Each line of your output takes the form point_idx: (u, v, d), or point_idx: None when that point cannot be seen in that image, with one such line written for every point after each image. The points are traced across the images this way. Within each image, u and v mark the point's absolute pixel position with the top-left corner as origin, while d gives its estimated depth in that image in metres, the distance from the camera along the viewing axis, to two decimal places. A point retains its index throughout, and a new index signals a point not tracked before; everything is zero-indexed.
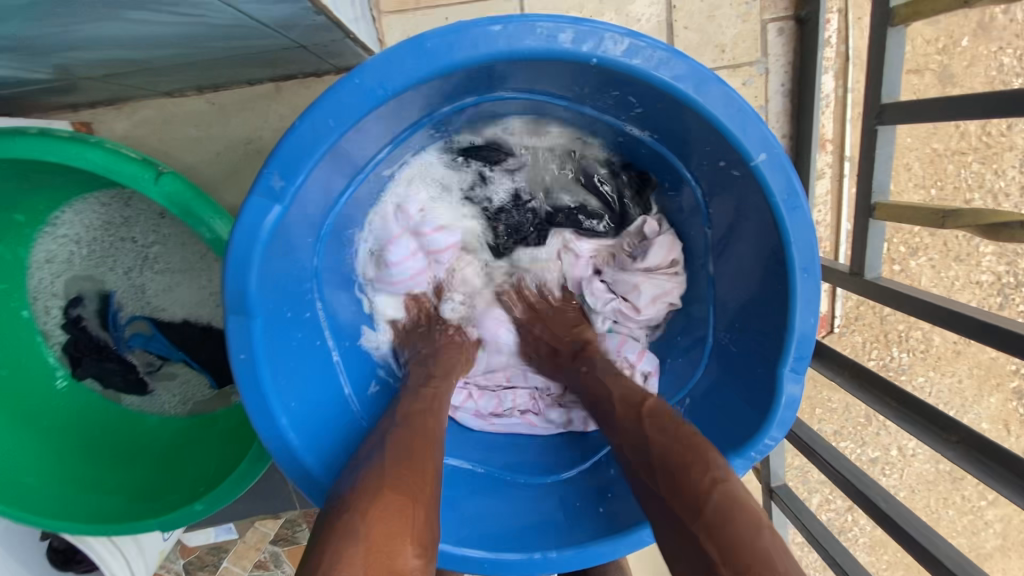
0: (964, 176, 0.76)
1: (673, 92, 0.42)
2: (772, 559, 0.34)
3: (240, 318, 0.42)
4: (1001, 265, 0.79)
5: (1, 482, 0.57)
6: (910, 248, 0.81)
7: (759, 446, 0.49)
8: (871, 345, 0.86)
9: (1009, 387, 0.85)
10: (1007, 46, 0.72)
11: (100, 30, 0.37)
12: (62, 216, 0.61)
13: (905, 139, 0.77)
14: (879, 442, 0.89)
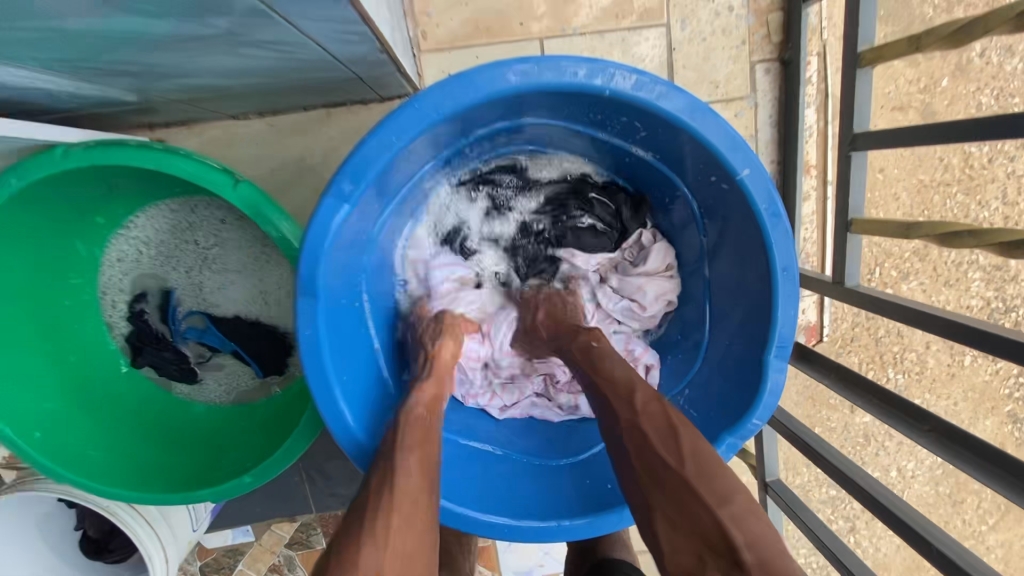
0: (949, 205, 0.88)
1: (673, 118, 0.50)
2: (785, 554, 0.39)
3: (308, 300, 0.49)
4: (989, 290, 0.91)
5: (71, 454, 0.64)
6: (902, 272, 0.93)
7: (748, 425, 0.56)
8: (867, 366, 0.95)
9: (1001, 410, 0.96)
10: (984, 87, 0.82)
11: (207, 62, 0.46)
12: (136, 219, 0.70)
13: (893, 172, 0.89)
14: (878, 462, 1.04)
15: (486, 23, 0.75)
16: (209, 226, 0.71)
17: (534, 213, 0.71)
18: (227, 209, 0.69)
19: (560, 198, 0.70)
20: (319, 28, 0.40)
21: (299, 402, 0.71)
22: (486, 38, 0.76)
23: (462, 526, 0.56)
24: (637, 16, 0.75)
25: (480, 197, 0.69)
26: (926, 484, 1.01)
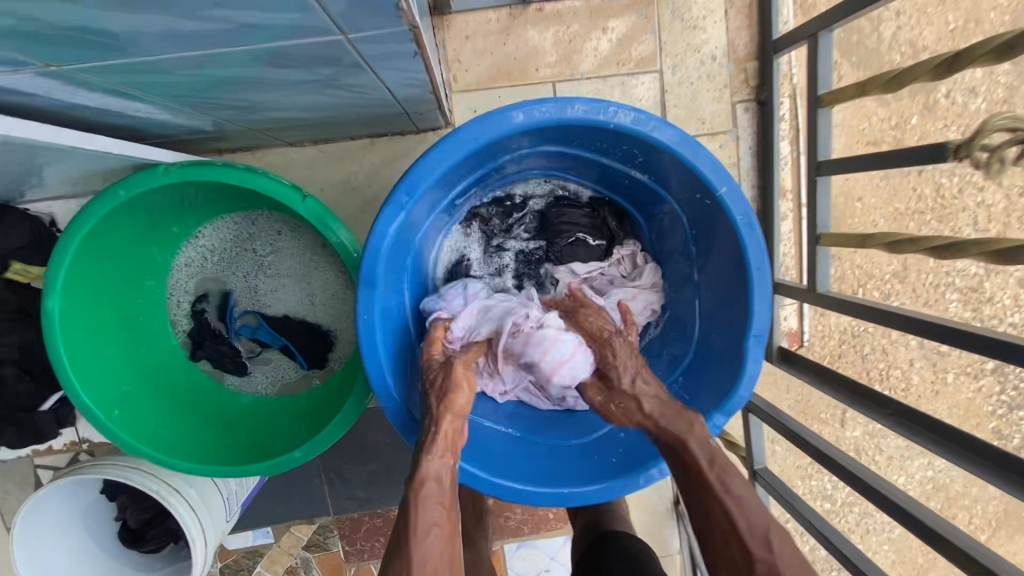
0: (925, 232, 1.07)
1: (666, 147, 0.62)
2: None
3: (367, 290, 0.62)
4: (966, 312, 1.11)
5: (144, 433, 0.73)
6: (884, 293, 1.11)
7: (733, 402, 0.66)
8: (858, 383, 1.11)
9: (987, 427, 1.14)
10: (950, 124, 0.98)
11: (292, 100, 0.57)
12: (205, 230, 0.82)
13: (874, 202, 1.06)
14: None
15: (507, 69, 0.89)
16: (266, 237, 0.82)
17: (530, 239, 0.84)
18: (284, 222, 0.81)
19: (557, 218, 0.83)
20: (390, 75, 0.52)
21: (339, 392, 0.81)
22: (507, 81, 0.89)
23: (490, 490, 0.66)
24: (635, 64, 0.89)
25: (476, 231, 0.84)
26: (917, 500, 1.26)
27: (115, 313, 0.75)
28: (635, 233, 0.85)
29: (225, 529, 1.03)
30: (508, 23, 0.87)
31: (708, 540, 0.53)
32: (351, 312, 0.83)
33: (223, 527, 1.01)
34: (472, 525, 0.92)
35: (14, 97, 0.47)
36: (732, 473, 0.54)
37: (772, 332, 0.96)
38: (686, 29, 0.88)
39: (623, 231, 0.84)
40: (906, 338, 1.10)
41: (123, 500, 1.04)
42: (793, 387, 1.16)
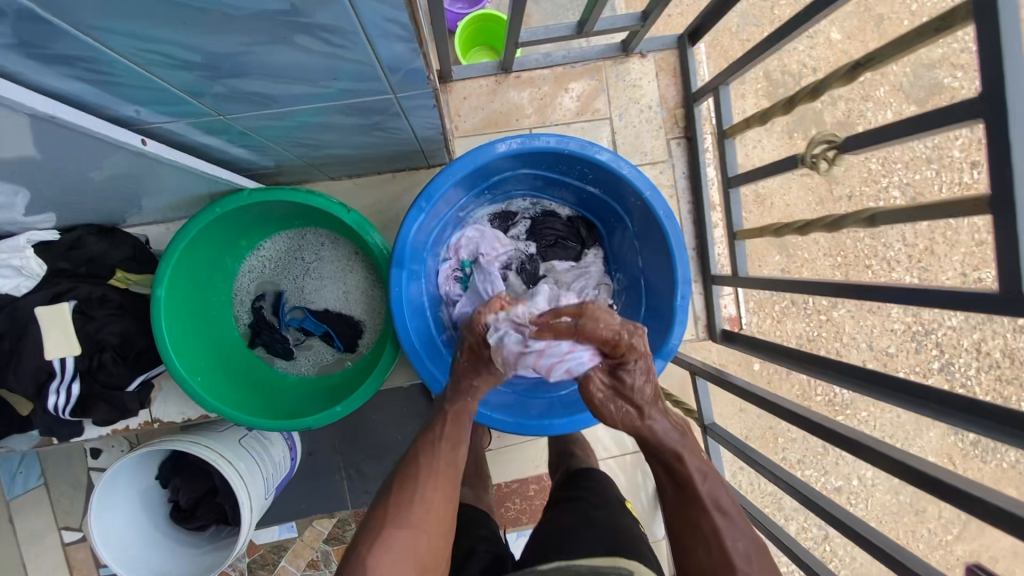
0: (860, 246, 1.35)
1: (608, 165, 0.88)
2: None
3: (397, 270, 0.87)
4: (907, 317, 1.35)
5: (221, 395, 0.94)
6: (832, 303, 1.35)
7: (669, 348, 0.89)
8: (817, 385, 1.32)
9: (943, 425, 1.33)
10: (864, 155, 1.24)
11: (346, 139, 0.83)
12: (265, 243, 1.07)
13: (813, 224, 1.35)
14: (842, 474, 1.45)
15: (497, 119, 1.17)
16: (313, 248, 1.07)
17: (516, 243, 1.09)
18: (328, 236, 1.07)
19: (536, 225, 1.08)
20: (416, 120, 0.78)
21: (367, 366, 1.02)
22: (495, 128, 1.17)
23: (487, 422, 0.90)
24: (589, 113, 1.17)
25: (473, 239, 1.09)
26: (884, 491, 1.44)
27: (198, 305, 0.97)
28: (597, 238, 1.10)
29: (263, 506, 1.20)
30: (495, 87, 1.16)
31: (690, 547, 0.65)
32: (378, 305, 1.07)
33: (261, 505, 1.18)
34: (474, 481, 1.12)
35: (172, 135, 0.73)
36: (725, 498, 0.66)
37: (715, 318, 1.20)
38: (629, 87, 1.17)
39: (587, 236, 1.09)
40: (855, 341, 1.35)
41: (176, 482, 1.21)
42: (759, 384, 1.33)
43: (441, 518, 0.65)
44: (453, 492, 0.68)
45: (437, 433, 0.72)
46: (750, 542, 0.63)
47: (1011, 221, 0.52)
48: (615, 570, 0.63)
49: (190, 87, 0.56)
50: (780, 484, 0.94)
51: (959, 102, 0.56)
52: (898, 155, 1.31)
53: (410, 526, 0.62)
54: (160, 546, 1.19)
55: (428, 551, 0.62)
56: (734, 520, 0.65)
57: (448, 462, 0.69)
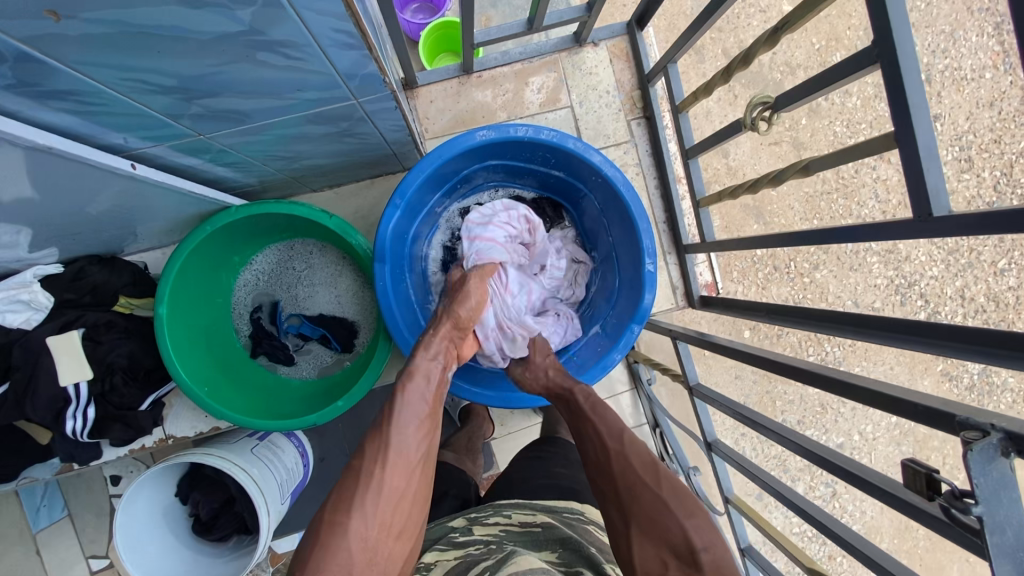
0: (833, 208, 1.40)
1: (569, 149, 0.95)
2: (644, 476, 0.63)
3: (380, 265, 0.92)
4: (888, 270, 1.39)
5: (226, 401, 0.99)
6: (812, 264, 1.39)
7: (644, 311, 0.97)
8: (808, 344, 1.35)
9: (935, 370, 1.36)
10: None
11: (321, 149, 0.89)
12: (257, 258, 1.13)
13: (786, 190, 1.41)
14: (843, 431, 1.46)
15: (465, 118, 1.23)
16: (302, 256, 1.13)
17: None
18: (315, 244, 1.13)
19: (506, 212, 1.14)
20: (382, 123, 0.84)
21: (361, 365, 1.07)
22: (464, 127, 1.23)
23: (486, 400, 0.98)
24: (550, 103, 1.23)
25: (447, 232, 1.15)
26: (886, 442, 1.44)
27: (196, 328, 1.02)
28: (563, 218, 1.17)
29: (280, 510, 1.25)
30: (459, 88, 1.22)
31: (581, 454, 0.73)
32: (369, 304, 1.13)
33: (276, 512, 1.22)
34: (465, 458, 1.26)
35: (157, 159, 0.79)
36: (607, 407, 0.76)
37: (692, 285, 1.25)
38: (586, 75, 1.24)
39: (555, 218, 1.16)
40: (841, 300, 1.40)
41: (195, 496, 1.26)
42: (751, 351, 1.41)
43: (387, 523, 0.63)
44: (404, 489, 0.65)
45: (388, 425, 0.69)
46: (620, 431, 0.71)
47: (917, 153, 0.58)
48: (567, 508, 0.83)
49: (171, 110, 0.62)
50: (755, 429, 0.93)
51: (859, 53, 0.62)
52: (862, 116, 1.37)
53: (347, 539, 0.60)
54: (184, 561, 1.24)
55: (371, 562, 0.60)
56: (610, 417, 0.73)
57: (396, 455, 0.67)
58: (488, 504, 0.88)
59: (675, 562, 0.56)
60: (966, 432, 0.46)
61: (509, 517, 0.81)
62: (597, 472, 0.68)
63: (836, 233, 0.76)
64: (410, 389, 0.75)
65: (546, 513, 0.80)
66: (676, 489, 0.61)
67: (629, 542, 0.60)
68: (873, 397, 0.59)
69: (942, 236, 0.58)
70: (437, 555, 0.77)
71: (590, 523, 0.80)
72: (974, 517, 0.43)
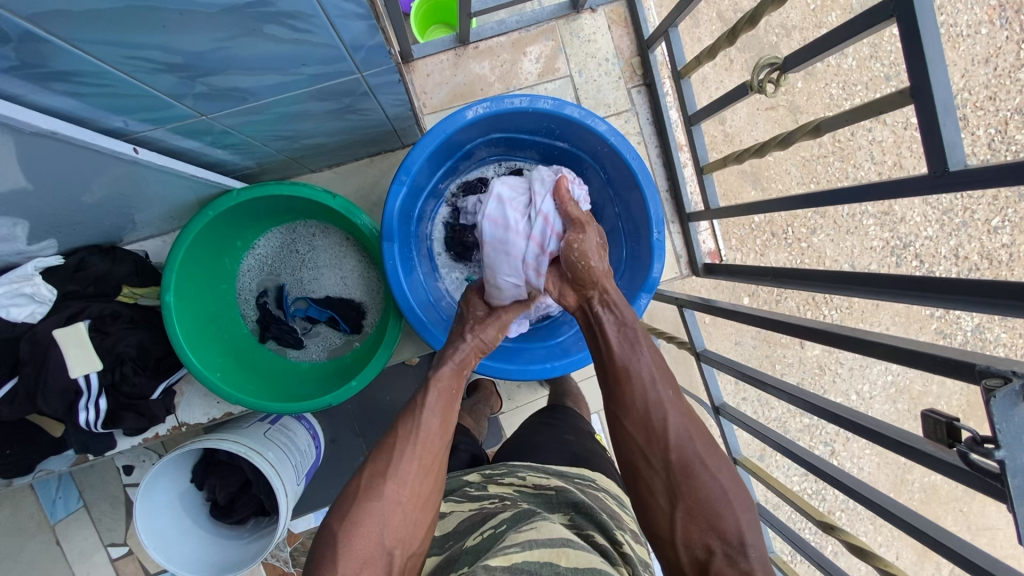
0: (829, 171, 1.41)
1: (574, 118, 0.94)
2: (702, 455, 0.65)
3: (388, 244, 0.91)
4: (884, 232, 1.40)
5: (238, 385, 0.99)
6: (811, 228, 1.40)
7: (653, 278, 0.98)
8: (808, 308, 1.37)
9: (930, 328, 1.38)
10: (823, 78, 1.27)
11: (322, 127, 0.87)
12: (259, 243, 1.12)
13: (785, 155, 1.41)
14: (841, 391, 1.49)
15: (462, 91, 1.21)
16: (305, 239, 1.12)
17: None
18: (317, 226, 1.12)
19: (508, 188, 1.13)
20: (384, 98, 0.82)
21: (372, 346, 1.07)
22: (461, 101, 1.21)
23: (499, 373, 0.99)
24: (548, 73, 1.21)
25: (447, 211, 1.13)
26: (882, 401, 1.48)
27: (205, 314, 1.01)
28: None
29: (297, 491, 1.27)
30: (455, 60, 1.19)
31: (620, 396, 0.71)
32: (376, 284, 1.13)
33: (293, 494, 1.24)
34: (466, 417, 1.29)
35: (157, 142, 0.77)
36: (661, 359, 0.74)
37: (696, 253, 1.25)
38: (585, 43, 1.22)
39: None
40: (837, 263, 1.41)
41: (211, 481, 1.27)
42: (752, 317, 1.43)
43: (415, 494, 0.66)
44: (432, 468, 0.69)
45: (428, 412, 0.73)
46: (674, 393, 0.71)
47: (930, 108, 0.58)
48: (578, 473, 0.84)
49: (174, 90, 0.61)
50: (750, 381, 0.95)
51: (874, 7, 0.62)
52: (858, 77, 1.36)
53: (381, 501, 0.64)
54: (205, 544, 1.26)
55: (402, 527, 0.64)
56: (665, 373, 0.72)
57: (425, 437, 0.70)
58: (503, 463, 0.89)
59: (722, 549, 0.60)
60: (987, 379, 0.46)
61: (523, 478, 0.81)
62: (645, 430, 0.68)
63: (843, 194, 0.76)
64: (437, 382, 0.78)
65: (559, 477, 0.81)
66: (734, 480, 0.64)
67: (675, 519, 0.63)
68: (890, 353, 0.60)
69: (957, 191, 0.58)
70: (451, 505, 0.80)
71: (601, 489, 0.81)
72: (996, 462, 0.45)
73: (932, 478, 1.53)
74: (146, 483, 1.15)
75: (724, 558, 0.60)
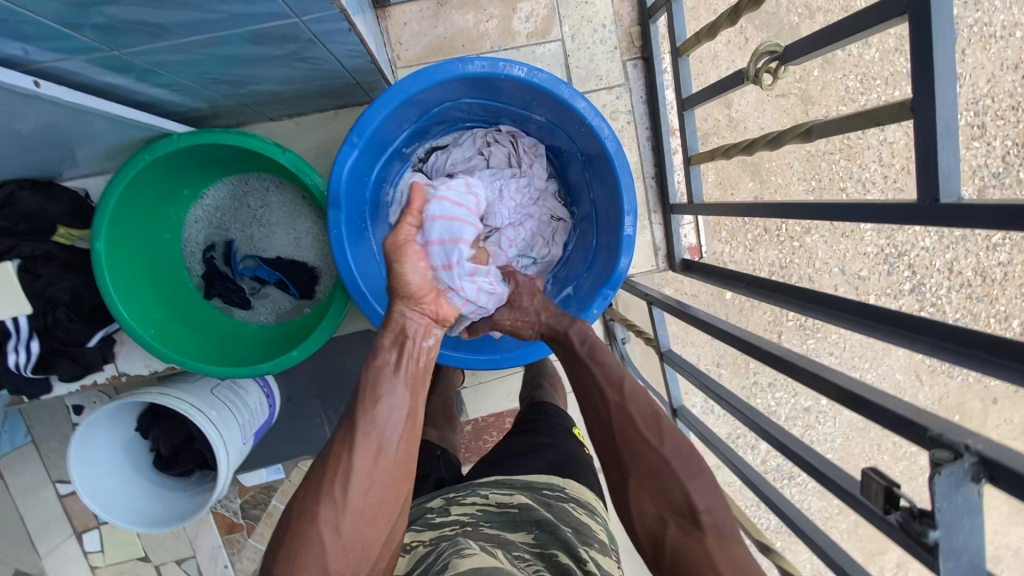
0: (834, 169, 1.32)
1: (550, 90, 0.85)
2: (643, 429, 0.70)
3: (335, 212, 0.85)
4: (880, 239, 1.34)
5: (177, 348, 0.94)
6: (805, 228, 1.34)
7: (619, 274, 0.92)
8: None
9: None
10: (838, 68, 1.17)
11: (268, 74, 0.78)
12: (208, 192, 1.05)
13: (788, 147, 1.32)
14: (812, 396, 1.47)
15: (441, 47, 1.10)
16: (258, 193, 1.05)
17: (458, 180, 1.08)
18: (271, 180, 1.04)
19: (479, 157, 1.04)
20: (335, 47, 0.73)
21: (318, 317, 1.02)
22: (439, 56, 1.11)
23: (444, 358, 0.93)
24: (539, 36, 1.11)
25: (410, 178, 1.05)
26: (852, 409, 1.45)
27: (144, 269, 0.96)
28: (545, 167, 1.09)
29: (242, 452, 1.25)
30: (436, 9, 1.09)
31: (580, 391, 0.79)
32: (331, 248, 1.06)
33: (237, 455, 1.22)
34: (438, 419, 1.23)
35: (72, 76, 0.69)
36: (608, 355, 0.81)
37: (675, 248, 1.18)
38: (581, 4, 1.11)
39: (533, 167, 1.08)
40: (827, 266, 1.35)
41: (155, 432, 1.24)
42: (731, 315, 1.38)
43: (359, 507, 0.63)
44: (372, 472, 0.65)
45: (369, 402, 0.69)
46: (625, 383, 0.75)
47: (932, 125, 0.50)
48: (548, 483, 0.82)
49: (65, 18, 0.53)
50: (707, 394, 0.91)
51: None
52: (878, 71, 1.26)
53: (316, 526, 0.61)
54: (142, 492, 1.24)
55: (351, 543, 0.62)
56: (614, 365, 0.79)
57: (364, 438, 0.66)
58: (465, 482, 0.87)
59: (675, 521, 0.63)
60: (936, 449, 0.41)
61: (486, 497, 0.80)
62: (597, 420, 0.75)
63: (827, 207, 0.69)
64: (388, 344, 0.76)
65: (525, 492, 0.80)
66: (678, 449, 0.67)
67: (627, 494, 0.67)
68: (841, 395, 0.54)
69: (947, 225, 0.51)
70: (413, 536, 0.77)
71: (571, 500, 0.79)
72: (929, 541, 0.41)
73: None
74: (82, 427, 1.12)
75: (678, 530, 0.62)
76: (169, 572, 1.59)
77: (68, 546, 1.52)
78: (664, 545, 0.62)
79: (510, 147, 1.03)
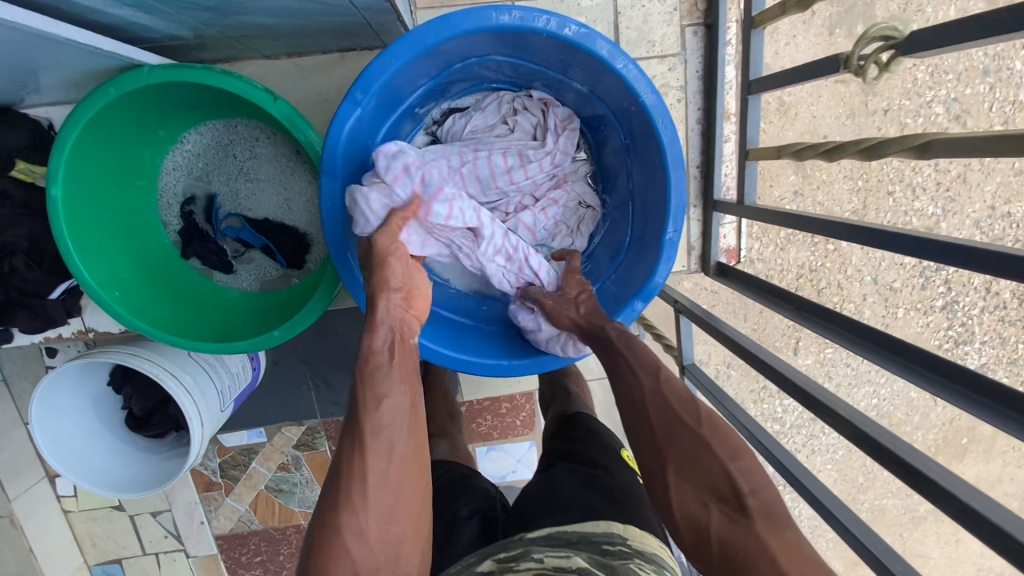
0: (884, 171, 1.17)
1: (599, 55, 0.71)
2: (682, 415, 0.59)
3: (330, 179, 0.73)
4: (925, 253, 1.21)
5: (152, 318, 0.83)
6: None
7: (653, 283, 0.80)
8: None
9: None
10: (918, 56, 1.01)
11: (260, 2, 0.64)
12: (189, 137, 0.92)
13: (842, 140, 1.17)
14: None
15: None
16: (246, 143, 0.92)
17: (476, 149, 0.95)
18: (261, 129, 0.91)
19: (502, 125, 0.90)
20: None
21: (305, 292, 0.90)
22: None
23: (448, 360, 0.84)
24: None
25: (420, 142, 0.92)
26: None
27: (112, 215, 0.84)
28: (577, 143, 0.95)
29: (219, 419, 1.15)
30: None
31: (613, 384, 0.68)
32: None
33: (213, 422, 1.12)
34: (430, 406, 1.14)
35: None
36: (640, 341, 0.69)
37: (711, 249, 1.06)
38: None
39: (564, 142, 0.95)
40: (860, 274, 1.22)
41: (128, 390, 1.14)
42: (750, 317, 1.26)
43: (381, 516, 0.53)
44: (388, 471, 0.54)
45: (371, 398, 0.56)
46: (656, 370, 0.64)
47: None
48: (604, 535, 0.66)
49: None
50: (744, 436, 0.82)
51: None
52: (952, 63, 1.09)
53: (339, 536, 0.52)
54: (111, 451, 1.16)
55: (377, 549, 0.53)
56: (643, 349, 0.67)
57: (373, 436, 0.55)
58: (513, 542, 0.69)
59: (718, 507, 0.54)
60: None
61: (540, 560, 0.61)
62: (629, 408, 0.64)
63: (905, 238, 0.56)
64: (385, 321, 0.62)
65: (583, 549, 0.62)
66: (719, 429, 0.58)
67: (668, 485, 0.58)
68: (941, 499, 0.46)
69: None
70: None
71: (637, 558, 0.62)
72: None
73: (881, 502, 1.48)
74: (47, 381, 1.03)
75: (722, 516, 0.54)
76: (144, 522, 1.54)
77: (39, 489, 1.46)
78: (710, 537, 0.55)
79: (541, 116, 0.88)
